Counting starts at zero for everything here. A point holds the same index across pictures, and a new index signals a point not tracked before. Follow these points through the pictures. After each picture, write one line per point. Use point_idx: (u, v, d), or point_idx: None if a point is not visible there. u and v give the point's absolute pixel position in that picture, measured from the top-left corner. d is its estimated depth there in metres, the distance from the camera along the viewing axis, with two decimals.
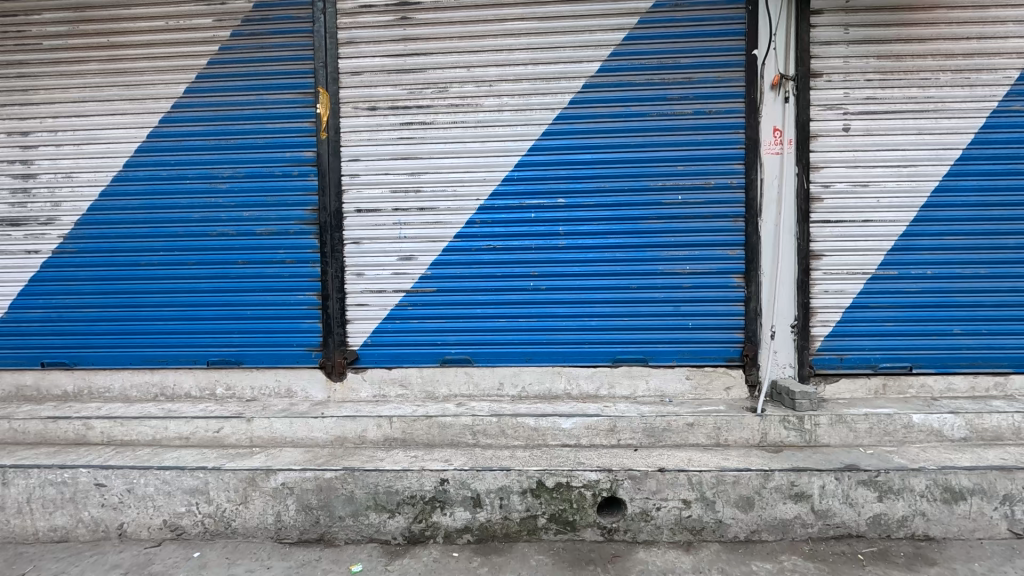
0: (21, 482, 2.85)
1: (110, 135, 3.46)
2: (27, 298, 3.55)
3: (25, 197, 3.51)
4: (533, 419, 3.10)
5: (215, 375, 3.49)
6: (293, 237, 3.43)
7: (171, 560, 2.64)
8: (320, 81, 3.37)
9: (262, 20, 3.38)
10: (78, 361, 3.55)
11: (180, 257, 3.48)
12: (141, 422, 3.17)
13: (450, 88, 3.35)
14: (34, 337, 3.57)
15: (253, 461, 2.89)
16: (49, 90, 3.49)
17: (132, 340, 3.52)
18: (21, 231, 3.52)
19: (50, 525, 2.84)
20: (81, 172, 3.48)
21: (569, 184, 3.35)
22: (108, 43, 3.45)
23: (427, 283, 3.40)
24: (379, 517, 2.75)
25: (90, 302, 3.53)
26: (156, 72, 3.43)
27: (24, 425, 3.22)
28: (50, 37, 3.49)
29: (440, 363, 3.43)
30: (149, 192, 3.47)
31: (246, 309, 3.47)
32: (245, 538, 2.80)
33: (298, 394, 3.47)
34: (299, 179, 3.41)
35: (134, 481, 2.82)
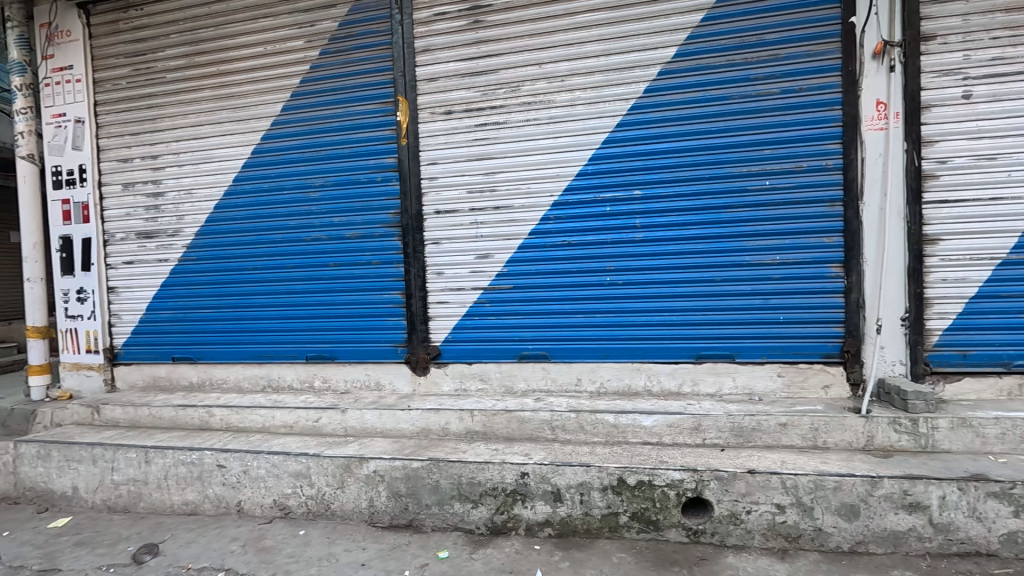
0: (159, 460, 3.28)
1: (222, 154, 3.86)
2: (159, 301, 4.07)
3: (156, 213, 4.01)
4: (612, 416, 3.06)
5: (313, 369, 3.79)
6: (378, 240, 3.64)
7: (280, 536, 2.91)
8: (400, 90, 3.54)
9: (346, 36, 3.62)
10: (201, 356, 4.00)
11: (282, 261, 3.82)
12: (253, 411, 3.53)
13: (523, 86, 3.38)
14: (165, 335, 4.08)
15: (348, 449, 3.10)
16: (172, 118, 3.97)
17: (244, 338, 3.92)
18: (153, 242, 4.04)
19: (183, 499, 3.25)
20: (199, 188, 3.92)
21: (645, 175, 3.26)
22: (218, 72, 3.85)
23: (504, 280, 3.46)
24: (463, 507, 2.86)
25: (209, 304, 3.97)
26: (257, 94, 3.78)
27: (160, 411, 3.70)
28: (171, 70, 3.96)
29: (518, 359, 3.49)
30: (253, 203, 3.84)
31: (339, 307, 3.73)
32: (343, 520, 3.02)
33: (386, 387, 3.68)
34: (382, 184, 3.61)
35: (249, 463, 3.14)
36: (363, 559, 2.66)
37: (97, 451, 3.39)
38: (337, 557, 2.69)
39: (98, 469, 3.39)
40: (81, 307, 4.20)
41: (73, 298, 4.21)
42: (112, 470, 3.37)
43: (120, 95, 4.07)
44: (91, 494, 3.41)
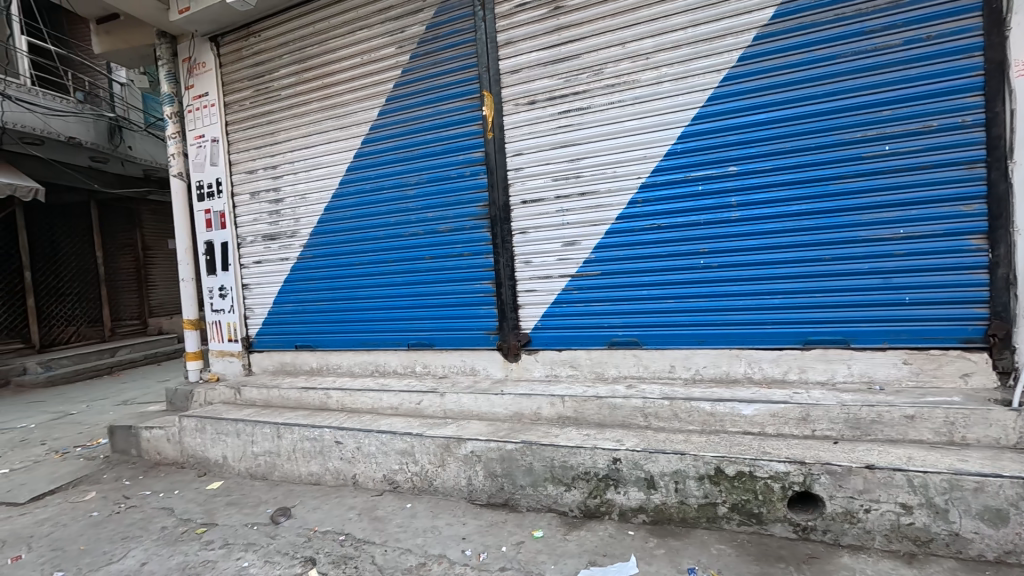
0: (288, 435, 3.72)
1: (329, 160, 4.24)
2: (283, 295, 4.59)
3: (277, 217, 4.52)
4: (709, 404, 2.94)
5: (414, 355, 4.06)
6: (469, 232, 3.79)
7: (390, 508, 3.19)
8: (484, 85, 3.63)
9: (433, 38, 3.78)
10: (318, 344, 4.46)
11: (384, 256, 4.12)
12: (364, 393, 3.87)
13: (606, 68, 3.32)
14: (288, 326, 4.60)
15: (448, 430, 3.30)
16: (287, 131, 4.43)
17: (353, 328, 4.30)
18: (276, 244, 4.55)
19: (309, 470, 3.67)
20: (311, 193, 4.35)
21: (739, 149, 3.06)
22: (323, 85, 4.22)
23: (591, 267, 3.45)
24: (556, 489, 2.92)
25: (323, 297, 4.41)
26: (357, 102, 4.09)
27: (288, 393, 4.20)
28: (284, 87, 4.41)
29: (608, 346, 3.47)
30: (357, 203, 4.18)
31: (435, 297, 3.96)
32: (445, 496, 3.23)
33: (480, 372, 3.85)
34: (471, 178, 3.74)
35: (361, 440, 3.46)
36: (463, 533, 2.84)
37: (239, 426, 3.93)
38: (440, 529, 2.89)
39: (241, 442, 3.94)
40: (223, 302, 4.86)
41: (216, 294, 4.89)
42: (252, 442, 3.89)
43: (245, 114, 4.61)
44: (237, 462, 3.97)
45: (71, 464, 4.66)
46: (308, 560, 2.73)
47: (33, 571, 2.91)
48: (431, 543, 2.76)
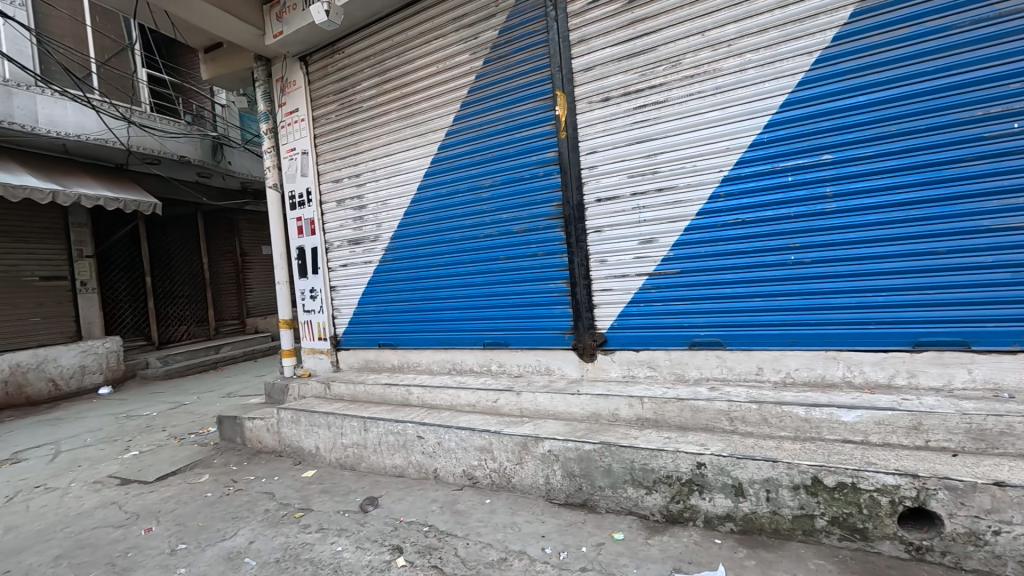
0: (374, 429, 3.93)
1: (408, 167, 4.43)
2: (367, 296, 4.85)
3: (361, 222, 4.78)
4: (803, 409, 2.76)
5: (490, 354, 4.14)
6: (543, 232, 3.81)
7: (471, 502, 3.28)
8: (558, 84, 3.63)
9: (506, 42, 3.84)
10: (399, 342, 4.67)
11: (461, 257, 4.24)
12: (443, 390, 4.01)
13: (684, 60, 3.21)
14: (372, 325, 4.85)
15: (525, 429, 3.33)
16: (369, 140, 4.67)
17: (432, 327, 4.46)
18: (360, 247, 4.82)
19: (393, 463, 3.85)
20: (392, 199, 4.56)
21: (835, 136, 2.85)
22: (401, 95, 4.41)
23: (670, 265, 3.35)
24: (637, 492, 2.87)
25: (403, 297, 4.61)
26: (434, 109, 4.24)
27: (372, 388, 4.43)
28: (366, 99, 4.66)
29: (689, 346, 3.35)
30: (435, 207, 4.33)
31: (511, 296, 4.02)
32: (523, 493, 3.27)
33: (555, 371, 3.85)
34: (545, 178, 3.76)
35: (442, 436, 3.58)
36: (543, 531, 2.86)
37: (330, 419, 4.20)
38: (520, 526, 2.93)
39: (332, 433, 4.21)
40: (313, 303, 5.22)
41: (308, 296, 5.25)
42: (341, 434, 4.14)
43: (332, 127, 4.92)
44: (328, 453, 4.25)
45: (187, 448, 5.20)
46: (396, 548, 2.87)
47: (162, 542, 3.28)
48: (511, 539, 2.80)
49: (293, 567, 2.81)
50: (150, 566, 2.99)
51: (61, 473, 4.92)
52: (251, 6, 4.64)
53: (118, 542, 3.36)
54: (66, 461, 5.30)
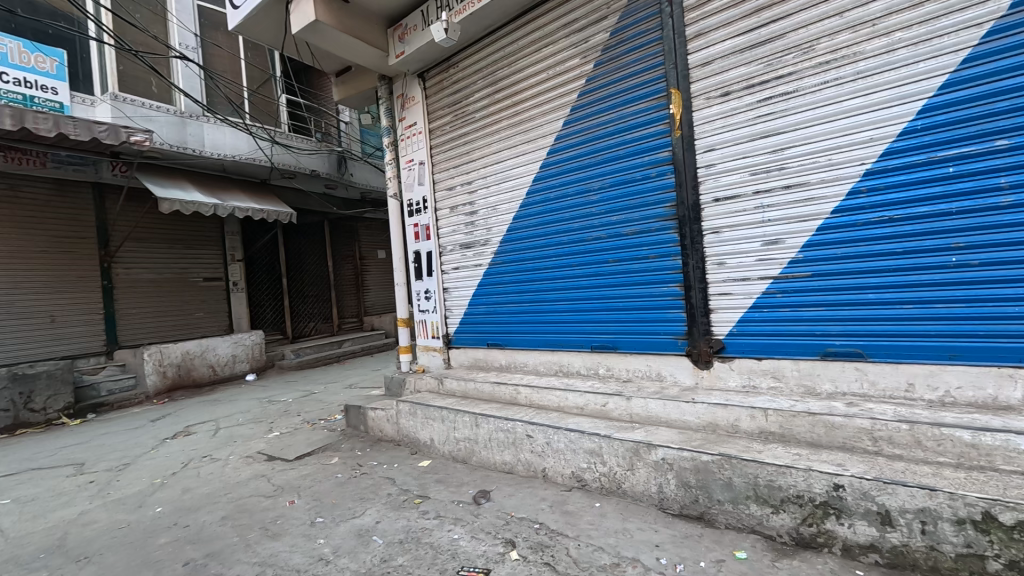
0: (485, 425, 4.09)
1: (518, 172, 4.56)
2: (477, 297, 5.07)
3: (473, 227, 5.01)
4: (967, 433, 2.42)
5: (598, 358, 4.13)
6: (656, 234, 3.71)
7: (580, 504, 3.29)
8: (672, 82, 3.53)
9: (617, 43, 3.81)
10: (507, 342, 4.82)
11: (569, 260, 4.28)
12: (551, 392, 4.06)
13: (817, 45, 2.97)
14: (482, 325, 5.05)
15: (637, 435, 3.27)
16: (481, 148, 4.88)
17: (539, 329, 4.55)
18: (471, 251, 5.05)
19: (503, 459, 3.97)
20: (502, 204, 4.72)
21: (1013, 118, 2.47)
22: (512, 103, 4.56)
23: (799, 267, 3.09)
24: (761, 510, 2.69)
25: (512, 299, 4.75)
26: (543, 115, 4.33)
27: (482, 386, 4.62)
28: (478, 109, 4.87)
29: (821, 357, 3.07)
30: (544, 211, 4.40)
31: (620, 300, 3.97)
32: (634, 500, 3.21)
33: (667, 378, 3.74)
34: (657, 179, 3.67)
35: (551, 436, 3.63)
36: (656, 540, 2.79)
37: (444, 413, 4.44)
38: (632, 533, 2.89)
39: (446, 427, 4.45)
40: (428, 303, 5.56)
41: (423, 297, 5.61)
42: (454, 428, 4.37)
43: (446, 137, 5.21)
44: (442, 445, 4.50)
45: (319, 433, 5.79)
46: (508, 541, 2.97)
47: (304, 514, 3.69)
48: (623, 545, 2.77)
49: (416, 549, 3.02)
50: (295, 534, 3.38)
51: (221, 447, 5.74)
52: (377, 31, 5.07)
53: (269, 510, 3.84)
54: (225, 437, 6.17)
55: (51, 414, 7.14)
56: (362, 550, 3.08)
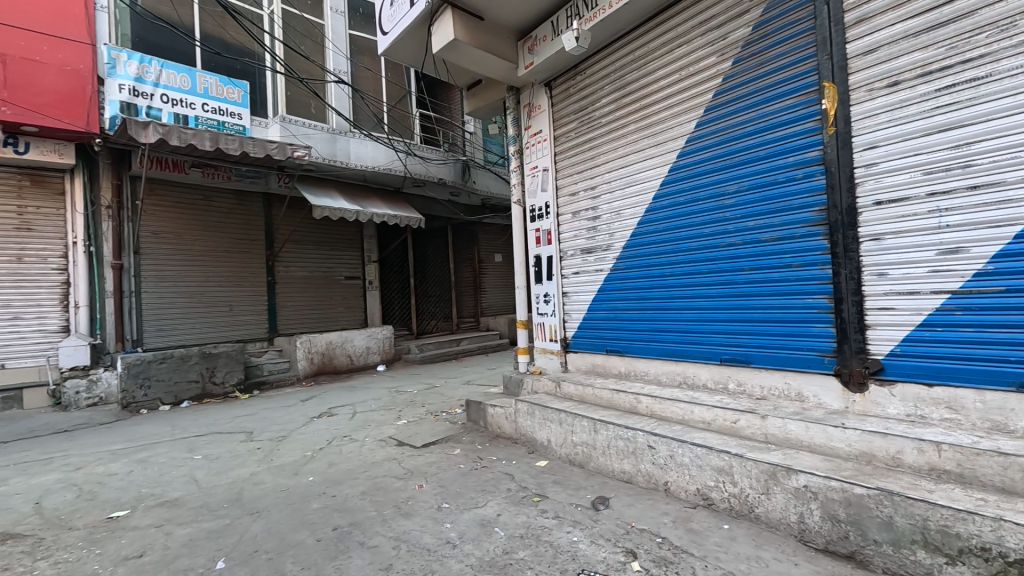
0: (604, 431, 4.06)
1: (644, 177, 4.48)
2: (597, 303, 5.05)
3: (595, 232, 5.01)
4: None
5: (727, 371, 3.90)
6: (800, 241, 3.41)
7: (706, 523, 3.13)
8: (826, 74, 3.23)
9: (760, 37, 3.59)
10: (627, 349, 4.74)
11: (697, 267, 4.10)
12: (674, 403, 3.91)
13: (1019, 22, 2.56)
14: (601, 331, 5.03)
15: (773, 457, 3.03)
16: (606, 153, 4.86)
17: (662, 337, 4.42)
18: (593, 256, 5.05)
19: (622, 468, 3.91)
20: (626, 209, 4.67)
21: None
22: (640, 106, 4.49)
23: (988, 281, 2.64)
24: (931, 558, 2.35)
25: (633, 306, 4.67)
26: (674, 117, 4.20)
27: (601, 392, 4.58)
28: (605, 114, 4.87)
29: (1015, 388, 2.60)
30: (671, 216, 4.27)
31: (756, 311, 3.72)
32: (769, 527, 2.98)
33: (809, 399, 3.41)
34: (804, 181, 3.37)
35: (675, 449, 3.51)
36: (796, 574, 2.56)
37: (562, 416, 4.49)
38: (767, 562, 2.68)
39: (563, 430, 4.49)
40: (547, 306, 5.65)
41: (542, 300, 5.72)
42: (572, 432, 4.39)
43: (572, 144, 5.28)
44: (559, 447, 4.55)
45: (442, 424, 6.17)
46: (629, 551, 2.93)
47: (431, 498, 3.97)
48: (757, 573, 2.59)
49: (536, 545, 3.10)
50: (425, 516, 3.66)
51: (358, 429, 6.37)
52: (508, 44, 5.31)
53: (401, 490, 4.20)
54: (361, 420, 6.84)
55: (228, 388, 8.48)
56: (485, 539, 3.24)
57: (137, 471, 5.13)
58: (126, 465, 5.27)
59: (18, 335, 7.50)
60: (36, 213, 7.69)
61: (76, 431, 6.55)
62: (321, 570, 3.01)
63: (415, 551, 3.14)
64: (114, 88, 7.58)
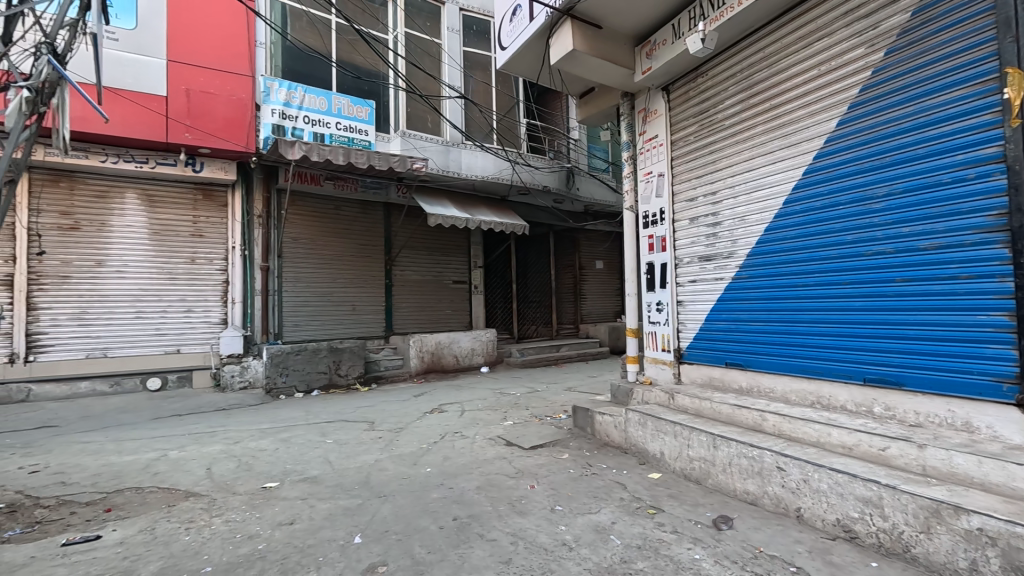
0: (725, 448, 3.87)
1: (774, 180, 4.22)
2: (715, 314, 4.84)
3: (715, 238, 4.79)
4: None
5: (872, 393, 3.54)
6: (971, 249, 3.02)
7: (849, 558, 2.86)
8: (1009, 59, 2.85)
9: (922, 23, 3.26)
10: (750, 364, 4.47)
11: (836, 277, 3.78)
12: (807, 424, 3.61)
13: None
14: (720, 342, 4.79)
15: (936, 492, 2.70)
16: (730, 156, 4.65)
17: (791, 352, 4.12)
18: (712, 264, 4.83)
19: (745, 488, 3.69)
20: (752, 214, 4.43)
21: None
22: (771, 106, 4.24)
23: None
24: None
25: (758, 318, 4.40)
26: (810, 115, 3.93)
27: (720, 407, 4.35)
28: (730, 116, 4.66)
29: None
30: (805, 221, 3.98)
31: (909, 327, 3.33)
32: (929, 571, 2.65)
33: (980, 430, 2.98)
34: (977, 182, 2.99)
35: (809, 473, 3.25)
36: None
37: (677, 428, 4.35)
38: None
39: (678, 443, 4.34)
40: (660, 315, 5.50)
41: (654, 308, 5.58)
42: (688, 446, 4.23)
43: (691, 147, 5.11)
44: (673, 460, 4.39)
45: (549, 428, 6.24)
46: None
47: (544, 499, 4.05)
48: None
49: (655, 558, 3.04)
50: (539, 516, 3.73)
51: (468, 426, 6.67)
52: (626, 50, 5.29)
53: (514, 488, 4.32)
54: (470, 418, 7.15)
55: (351, 379, 9.28)
56: (601, 546, 3.23)
57: (281, 449, 5.81)
58: (273, 443, 6.01)
59: (190, 325, 8.85)
60: (206, 221, 9.04)
61: (231, 410, 7.58)
62: (446, 556, 3.20)
63: (533, 549, 3.23)
64: (268, 113, 8.64)
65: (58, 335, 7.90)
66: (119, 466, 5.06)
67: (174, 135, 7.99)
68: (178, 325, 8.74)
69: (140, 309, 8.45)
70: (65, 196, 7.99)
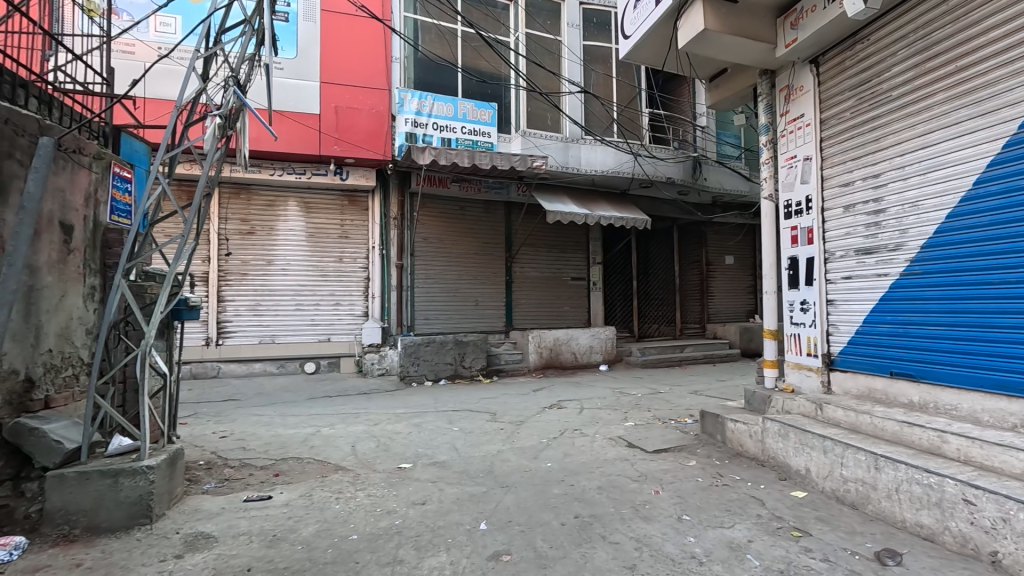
0: (890, 471, 3.34)
1: (959, 157, 3.55)
2: (877, 316, 4.19)
3: (877, 228, 4.16)
4: None
5: None
6: None
7: None
8: None
9: None
10: (926, 376, 3.79)
11: None
12: (1007, 452, 2.97)
13: None
14: (883, 350, 4.15)
15: None
16: (899, 133, 3.99)
17: (985, 364, 3.42)
18: (873, 258, 4.20)
19: (918, 520, 3.16)
20: (926, 199, 3.77)
21: None
22: (956, 69, 3.58)
23: None
24: None
25: (935, 321, 3.73)
26: (1013, 75, 3.25)
27: (883, 423, 3.76)
28: (899, 85, 4.00)
29: None
30: (1004, 205, 3.29)
31: None
32: None
33: None
34: None
35: (1011, 512, 2.68)
36: None
37: (828, 444, 3.86)
38: None
39: (829, 460, 3.84)
40: (803, 316, 4.91)
41: (797, 309, 4.99)
42: (841, 465, 3.73)
43: (845, 126, 4.49)
44: (822, 479, 3.91)
45: (674, 432, 5.93)
46: None
47: (670, 507, 3.85)
48: None
49: None
50: (665, 523, 3.56)
51: (588, 424, 6.60)
52: (767, 23, 4.82)
53: (637, 492, 4.18)
54: (589, 416, 7.08)
55: (474, 371, 9.73)
56: (737, 564, 2.99)
57: (414, 433, 6.28)
58: (406, 427, 6.53)
59: (338, 316, 9.94)
60: (351, 224, 10.08)
61: (372, 394, 8.39)
62: (569, 554, 3.19)
63: (659, 558, 3.09)
64: (401, 122, 9.38)
65: (238, 323, 9.37)
66: (283, 437, 5.86)
67: (326, 147, 9.05)
68: (329, 316, 9.87)
69: (299, 302, 9.70)
70: (245, 206, 9.44)
